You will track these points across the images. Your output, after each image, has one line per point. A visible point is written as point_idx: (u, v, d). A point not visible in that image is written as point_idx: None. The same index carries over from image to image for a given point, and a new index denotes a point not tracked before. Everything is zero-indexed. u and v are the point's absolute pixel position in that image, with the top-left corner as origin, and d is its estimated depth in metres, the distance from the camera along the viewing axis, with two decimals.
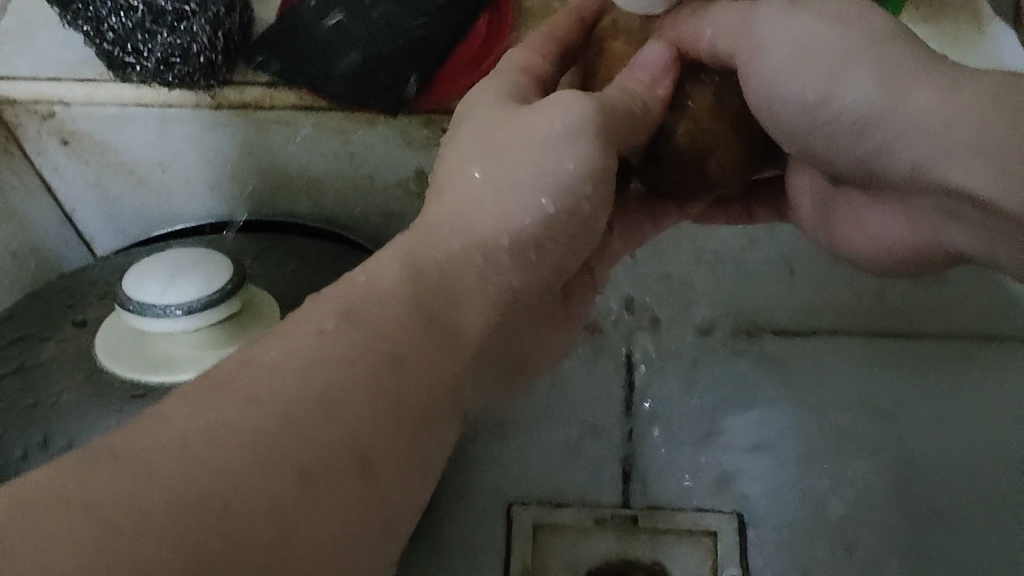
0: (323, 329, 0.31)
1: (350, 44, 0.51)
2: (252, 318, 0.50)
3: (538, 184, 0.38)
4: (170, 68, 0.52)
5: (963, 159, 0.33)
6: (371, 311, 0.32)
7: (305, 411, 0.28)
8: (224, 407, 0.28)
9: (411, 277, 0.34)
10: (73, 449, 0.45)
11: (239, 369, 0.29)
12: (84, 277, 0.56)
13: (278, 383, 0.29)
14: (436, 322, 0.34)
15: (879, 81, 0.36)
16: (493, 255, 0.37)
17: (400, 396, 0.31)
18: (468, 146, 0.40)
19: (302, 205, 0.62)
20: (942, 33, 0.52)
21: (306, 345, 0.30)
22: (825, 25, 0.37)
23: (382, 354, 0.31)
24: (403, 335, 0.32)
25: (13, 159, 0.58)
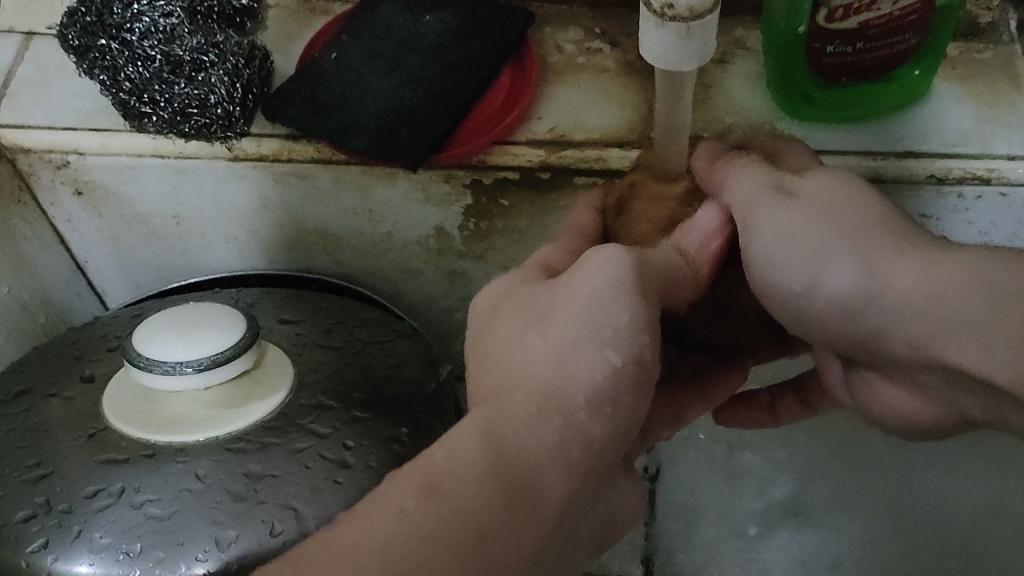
0: (402, 506, 0.30)
1: (371, 98, 0.51)
2: (265, 376, 0.48)
3: (595, 340, 0.33)
4: (185, 120, 0.51)
5: (953, 336, 0.32)
6: (453, 484, 0.30)
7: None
8: None
9: (489, 440, 0.31)
10: (75, 515, 0.43)
11: (329, 542, 0.30)
12: (95, 331, 0.54)
13: (360, 571, 0.29)
14: (522, 489, 0.31)
15: (860, 269, 0.35)
16: (570, 415, 0.32)
17: (484, 574, 0.30)
18: (511, 319, 0.35)
19: (320, 261, 0.61)
20: (980, 98, 0.50)
21: (385, 520, 0.30)
22: (808, 214, 0.36)
23: (463, 534, 0.30)
24: (491, 508, 0.30)
25: (25, 208, 0.57)
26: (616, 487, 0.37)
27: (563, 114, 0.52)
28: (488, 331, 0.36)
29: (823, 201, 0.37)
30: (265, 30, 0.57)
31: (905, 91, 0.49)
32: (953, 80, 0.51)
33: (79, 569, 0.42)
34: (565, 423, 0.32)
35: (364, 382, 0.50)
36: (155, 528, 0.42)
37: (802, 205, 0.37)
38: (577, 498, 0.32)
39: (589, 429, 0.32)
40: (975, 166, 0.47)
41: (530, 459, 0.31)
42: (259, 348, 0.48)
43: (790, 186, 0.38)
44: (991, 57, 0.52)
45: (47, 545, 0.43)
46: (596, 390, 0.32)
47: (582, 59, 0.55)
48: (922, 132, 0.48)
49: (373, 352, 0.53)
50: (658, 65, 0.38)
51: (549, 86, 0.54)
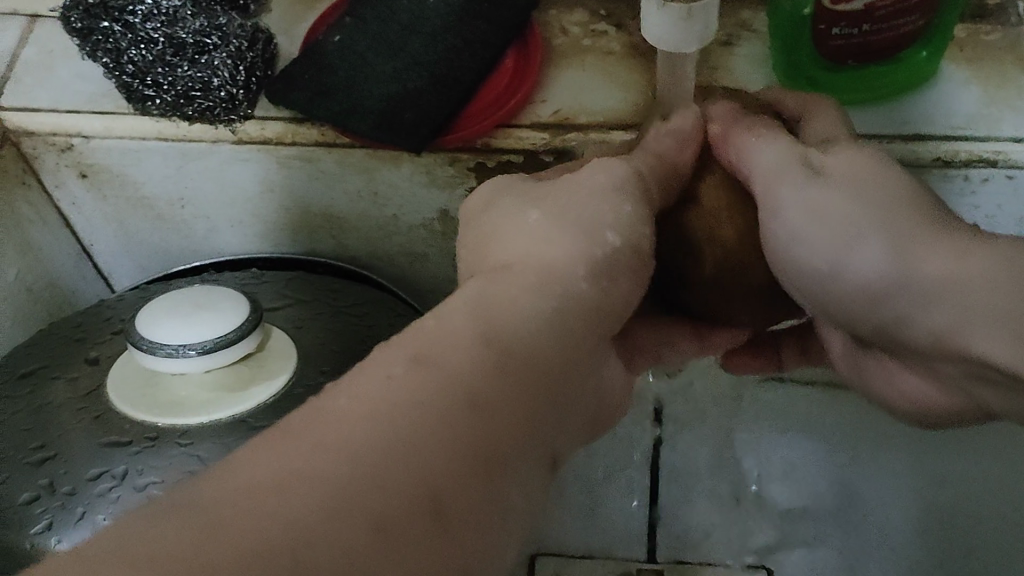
0: (392, 373, 0.28)
1: (375, 82, 0.50)
2: (268, 358, 0.48)
3: (601, 219, 0.35)
4: (189, 102, 0.51)
5: (984, 327, 0.33)
6: (446, 355, 0.29)
7: (384, 456, 0.26)
8: (290, 452, 0.26)
9: (480, 318, 0.31)
10: (78, 499, 0.43)
11: (311, 413, 0.28)
12: (101, 312, 0.54)
13: (349, 427, 0.26)
14: (508, 361, 0.30)
15: (888, 251, 0.35)
16: (570, 283, 0.33)
17: (478, 436, 0.28)
18: (506, 205, 0.37)
19: (324, 244, 0.61)
20: (986, 81, 0.49)
21: (374, 387, 0.28)
22: (841, 192, 0.36)
23: (458, 394, 0.28)
24: (479, 373, 0.29)
25: (31, 191, 0.57)
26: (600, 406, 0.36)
27: (568, 97, 0.52)
28: (484, 221, 0.37)
29: (852, 180, 0.36)
30: (269, 12, 0.57)
31: (910, 73, 0.48)
32: (960, 62, 0.50)
33: None
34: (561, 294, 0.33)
35: (364, 357, 0.51)
36: None
37: (829, 184, 0.37)
38: (562, 378, 0.32)
39: (571, 303, 0.33)
40: (980, 149, 0.47)
41: (521, 326, 0.31)
42: (262, 332, 0.48)
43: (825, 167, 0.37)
44: (998, 39, 0.51)
45: (51, 527, 0.43)
46: (593, 266, 0.34)
47: (587, 41, 0.55)
48: (926, 115, 0.48)
49: (375, 329, 0.53)
50: (660, 46, 0.38)
51: (553, 69, 0.54)
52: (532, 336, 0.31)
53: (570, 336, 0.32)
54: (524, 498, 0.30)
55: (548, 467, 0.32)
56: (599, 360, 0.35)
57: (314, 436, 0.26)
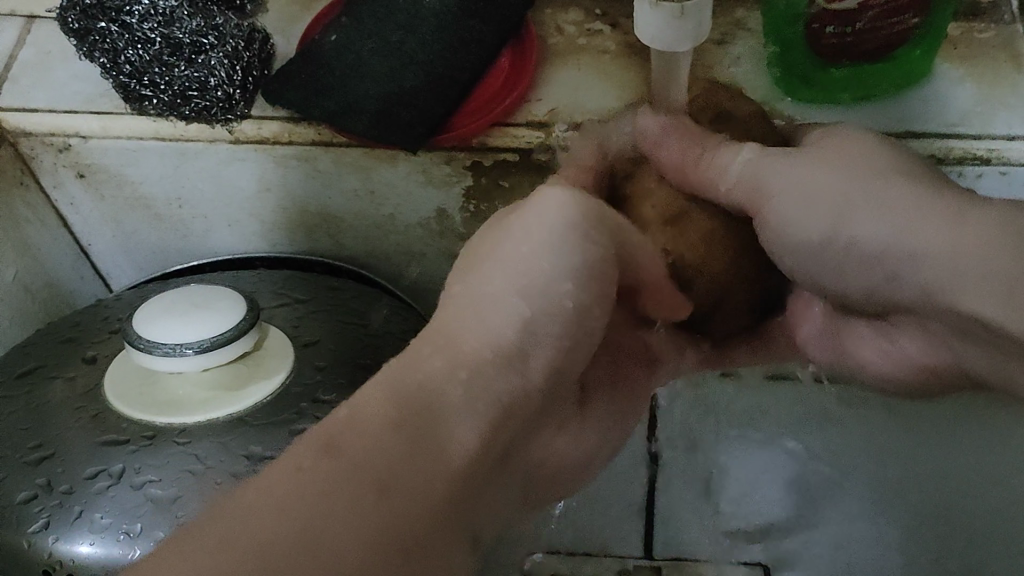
0: (303, 465, 0.31)
1: (370, 81, 0.49)
2: (265, 357, 0.48)
3: (515, 289, 0.36)
4: (186, 102, 0.52)
5: (976, 285, 0.36)
6: (354, 444, 0.31)
7: (292, 541, 0.28)
8: (202, 548, 0.28)
9: (393, 397, 0.33)
10: (76, 497, 0.44)
11: (225, 507, 0.30)
12: (100, 312, 0.55)
13: (262, 520, 0.29)
14: (418, 444, 0.32)
15: (880, 218, 0.38)
16: (477, 364, 0.35)
17: (390, 519, 0.30)
18: (460, 265, 0.39)
19: (321, 244, 0.61)
20: (980, 78, 0.50)
21: (285, 479, 0.30)
22: (826, 168, 0.39)
23: (366, 484, 0.30)
24: (390, 457, 0.31)
25: (28, 191, 0.58)
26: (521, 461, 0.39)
27: (564, 95, 0.52)
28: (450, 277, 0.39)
29: (831, 158, 0.40)
30: (266, 12, 0.57)
31: (904, 71, 0.48)
32: (953, 60, 0.50)
33: (80, 549, 0.42)
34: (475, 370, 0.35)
35: (361, 356, 0.51)
36: (156, 508, 0.43)
37: (810, 161, 0.40)
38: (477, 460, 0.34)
39: (491, 382, 0.35)
40: (975, 147, 0.47)
41: (429, 404, 0.33)
42: (259, 331, 0.49)
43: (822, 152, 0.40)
44: (992, 37, 0.51)
45: (49, 525, 0.43)
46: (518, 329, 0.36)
47: (583, 40, 0.55)
48: (920, 113, 0.48)
49: (372, 330, 0.53)
50: (653, 45, 0.38)
51: (548, 67, 0.54)
52: (451, 414, 0.33)
53: (494, 412, 0.35)
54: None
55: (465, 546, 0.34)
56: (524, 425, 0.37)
57: (227, 527, 0.29)
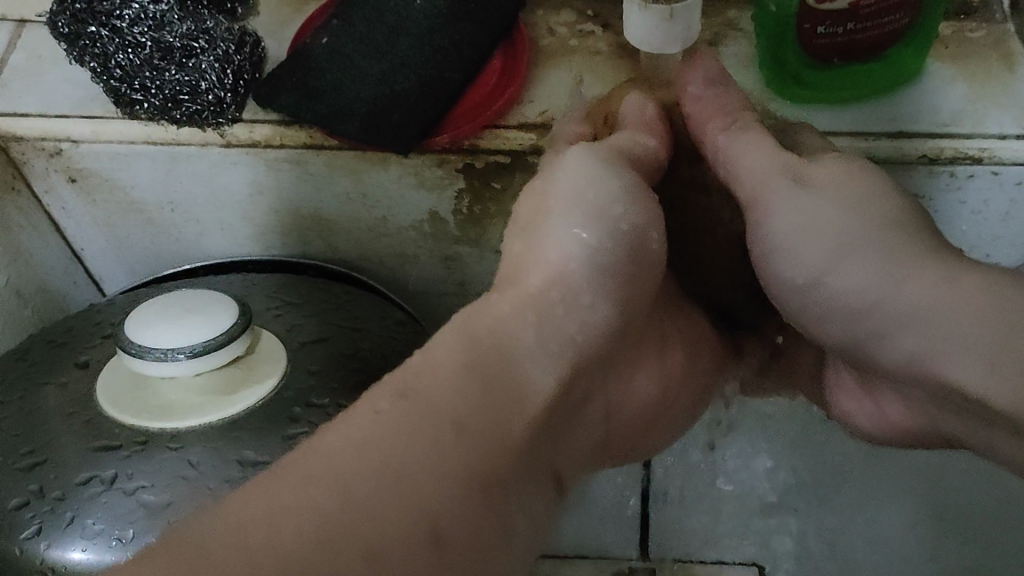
0: (383, 405, 0.33)
1: (362, 83, 0.50)
2: (258, 361, 0.48)
3: (572, 218, 0.40)
4: (177, 106, 0.51)
5: (957, 356, 0.36)
6: (430, 385, 0.34)
7: (368, 489, 0.30)
8: (284, 489, 0.30)
9: (467, 336, 0.36)
10: (67, 503, 0.43)
11: (312, 445, 0.32)
12: (92, 316, 0.54)
13: (339, 464, 0.31)
14: (496, 386, 0.34)
15: (873, 272, 0.39)
16: (544, 301, 0.38)
17: (466, 458, 0.32)
18: (523, 226, 0.42)
19: (314, 246, 0.61)
20: (972, 77, 0.50)
21: (365, 417, 0.33)
22: (828, 204, 0.41)
23: (442, 423, 0.32)
24: (463, 402, 0.33)
25: (20, 196, 0.57)
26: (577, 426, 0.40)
27: (556, 96, 0.52)
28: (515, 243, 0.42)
29: (842, 194, 0.41)
30: (256, 15, 0.57)
31: (897, 71, 0.48)
32: (945, 60, 0.50)
33: (72, 556, 0.42)
34: (547, 313, 0.37)
35: (352, 361, 0.51)
36: (148, 513, 0.43)
37: (825, 202, 0.41)
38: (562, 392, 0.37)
39: (558, 323, 0.37)
40: (965, 146, 0.47)
41: (502, 338, 0.36)
42: (252, 335, 0.48)
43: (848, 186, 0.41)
44: (983, 36, 0.51)
45: (40, 532, 0.43)
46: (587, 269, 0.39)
47: (574, 41, 0.55)
48: (912, 112, 0.48)
49: (360, 330, 0.53)
50: (642, 47, 0.40)
51: (540, 69, 0.54)
52: (521, 357, 0.36)
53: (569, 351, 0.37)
54: (538, 511, 0.36)
55: (551, 484, 0.37)
56: (611, 358, 0.41)
57: (309, 478, 0.31)
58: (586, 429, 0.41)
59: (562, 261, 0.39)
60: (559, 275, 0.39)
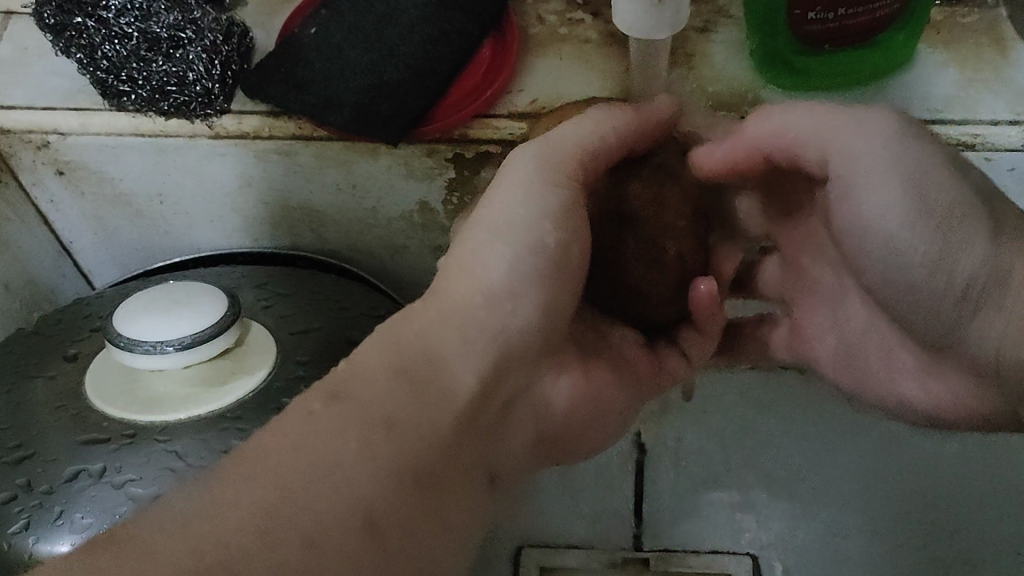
0: (316, 407, 0.34)
1: (350, 73, 0.49)
2: (246, 353, 0.48)
3: (494, 234, 0.40)
4: (165, 97, 0.51)
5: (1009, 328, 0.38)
6: (363, 390, 0.35)
7: (307, 485, 0.31)
8: (221, 492, 0.31)
9: (393, 344, 0.36)
10: (55, 497, 0.43)
11: (247, 451, 0.32)
12: (81, 309, 0.54)
13: (275, 469, 0.32)
14: (426, 383, 0.36)
15: (927, 234, 0.38)
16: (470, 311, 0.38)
17: (401, 451, 0.34)
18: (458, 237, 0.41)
19: (304, 237, 0.61)
20: (964, 63, 0.49)
21: (298, 422, 0.33)
22: (874, 152, 0.39)
23: (376, 420, 0.34)
24: (393, 401, 0.34)
25: (7, 188, 0.57)
26: (520, 410, 0.42)
27: (546, 86, 0.52)
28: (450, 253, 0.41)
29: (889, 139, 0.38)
30: (244, 6, 0.57)
31: (888, 57, 0.48)
32: (936, 45, 0.50)
33: (60, 550, 0.42)
34: (475, 316, 0.38)
35: (345, 351, 0.51)
36: (136, 507, 0.42)
37: (867, 141, 0.39)
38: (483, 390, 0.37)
39: (483, 324, 0.38)
40: (957, 132, 0.47)
41: (427, 340, 0.37)
42: (241, 326, 0.48)
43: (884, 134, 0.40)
44: (975, 21, 0.51)
45: (27, 526, 0.43)
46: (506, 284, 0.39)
47: (564, 30, 0.55)
48: (904, 98, 0.48)
49: (351, 314, 0.54)
50: (631, 33, 0.40)
51: (530, 57, 0.54)
52: (449, 353, 0.37)
53: (490, 350, 0.38)
54: (474, 502, 0.38)
55: (480, 482, 0.39)
56: (544, 352, 0.42)
57: (240, 488, 0.31)
58: (515, 431, 0.42)
59: (486, 275, 0.39)
60: (482, 287, 0.39)
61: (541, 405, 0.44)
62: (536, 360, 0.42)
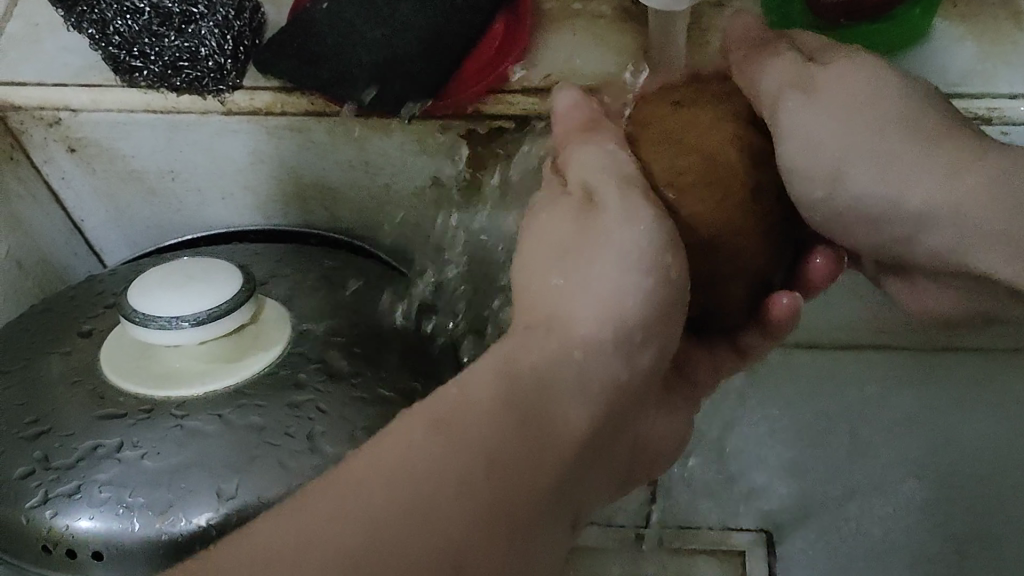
0: (416, 435, 0.32)
1: (363, 49, 0.48)
2: (261, 330, 0.48)
3: (620, 263, 0.36)
4: (177, 73, 0.51)
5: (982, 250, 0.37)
6: (467, 420, 0.32)
7: (394, 526, 0.29)
8: (312, 524, 0.29)
9: (504, 373, 0.34)
10: (72, 472, 0.43)
11: (337, 480, 0.31)
12: (94, 287, 0.54)
13: (367, 498, 0.30)
14: (533, 420, 0.33)
15: (879, 175, 0.38)
16: (587, 348, 0.35)
17: (498, 494, 0.31)
18: (551, 264, 0.38)
19: (318, 215, 0.61)
20: (981, 36, 0.49)
21: (395, 453, 0.31)
22: (827, 105, 0.38)
23: (476, 459, 0.31)
24: (496, 437, 0.32)
25: (18, 165, 0.57)
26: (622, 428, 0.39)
27: (560, 61, 0.52)
28: (550, 289, 0.37)
29: (845, 89, 0.38)
30: None
31: (906, 30, 0.48)
32: (953, 19, 0.50)
33: (77, 524, 0.42)
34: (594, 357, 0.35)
35: (356, 327, 0.51)
36: (150, 480, 0.42)
37: (824, 103, 0.38)
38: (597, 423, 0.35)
39: (596, 369, 0.35)
40: (975, 106, 0.47)
41: (541, 371, 0.34)
42: (257, 304, 0.48)
43: (806, 75, 0.38)
44: None
45: (45, 500, 0.43)
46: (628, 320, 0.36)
47: (578, 5, 0.54)
48: (922, 72, 0.48)
49: (362, 291, 0.53)
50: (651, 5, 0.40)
51: (543, 33, 0.53)
52: (561, 394, 0.34)
53: (608, 394, 0.35)
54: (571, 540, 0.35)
55: (572, 524, 0.35)
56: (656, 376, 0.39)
57: (324, 524, 0.29)
58: (617, 457, 0.39)
59: (609, 308, 0.36)
60: (611, 322, 0.35)
61: (641, 429, 0.40)
62: (649, 384, 0.39)
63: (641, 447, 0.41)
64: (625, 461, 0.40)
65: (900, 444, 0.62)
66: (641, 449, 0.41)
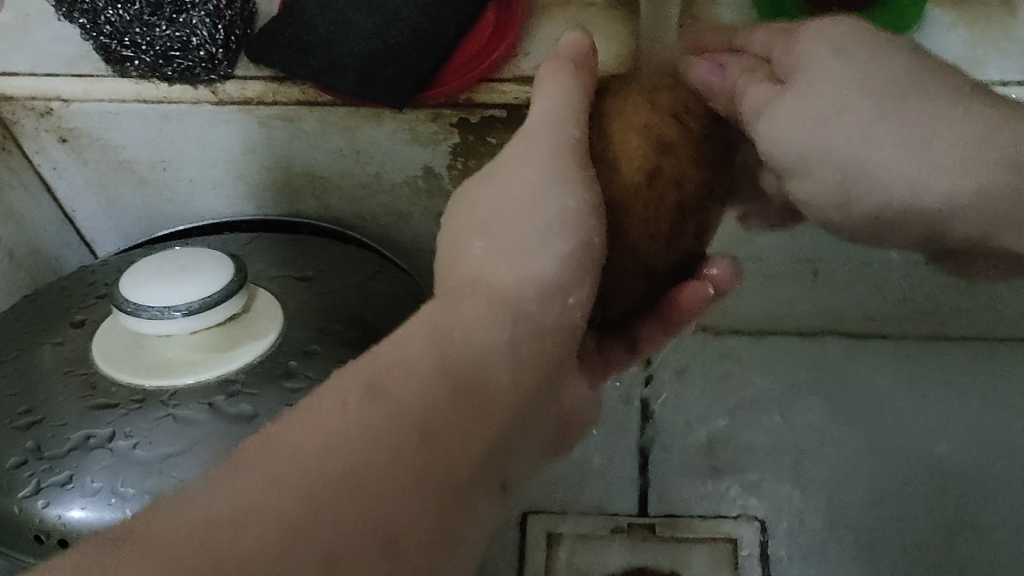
0: (346, 402, 0.28)
1: (355, 38, 0.48)
2: (251, 319, 0.48)
3: (546, 231, 0.35)
4: (168, 63, 0.50)
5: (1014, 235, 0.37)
6: (399, 386, 0.29)
7: (334, 495, 0.26)
8: (244, 489, 0.26)
9: (433, 341, 0.31)
10: (63, 461, 0.43)
11: (260, 445, 0.27)
12: (86, 278, 0.54)
13: (301, 464, 0.26)
14: (464, 386, 0.30)
15: (903, 154, 0.35)
16: (518, 309, 0.33)
17: (431, 466, 0.28)
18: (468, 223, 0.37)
19: (309, 207, 0.61)
20: (973, 24, 0.49)
21: (320, 420, 0.28)
22: (826, 87, 0.36)
23: (410, 428, 0.28)
24: (432, 403, 0.29)
25: (9, 155, 0.57)
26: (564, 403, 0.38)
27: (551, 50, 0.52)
28: (466, 250, 0.36)
29: (843, 66, 0.36)
30: None
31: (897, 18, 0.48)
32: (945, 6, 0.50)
33: (67, 513, 0.42)
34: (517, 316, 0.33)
35: (349, 315, 0.51)
36: (141, 469, 0.42)
37: (822, 82, 0.36)
38: (523, 392, 0.32)
39: (529, 330, 0.33)
40: None
41: (473, 338, 0.31)
42: (247, 293, 0.48)
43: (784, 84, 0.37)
44: None
45: (36, 489, 0.42)
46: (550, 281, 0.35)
47: None
48: None
49: (356, 280, 0.54)
50: None
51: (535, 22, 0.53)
52: (491, 359, 0.31)
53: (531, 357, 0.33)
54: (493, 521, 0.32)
55: (497, 496, 0.32)
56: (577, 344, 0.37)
57: (255, 489, 0.25)
58: (542, 433, 0.36)
59: (535, 276, 0.34)
60: (531, 285, 0.34)
61: (567, 402, 0.38)
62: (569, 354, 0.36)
63: (563, 423, 0.39)
64: (548, 436, 0.38)
65: (890, 432, 0.62)
66: (573, 424, 0.40)
